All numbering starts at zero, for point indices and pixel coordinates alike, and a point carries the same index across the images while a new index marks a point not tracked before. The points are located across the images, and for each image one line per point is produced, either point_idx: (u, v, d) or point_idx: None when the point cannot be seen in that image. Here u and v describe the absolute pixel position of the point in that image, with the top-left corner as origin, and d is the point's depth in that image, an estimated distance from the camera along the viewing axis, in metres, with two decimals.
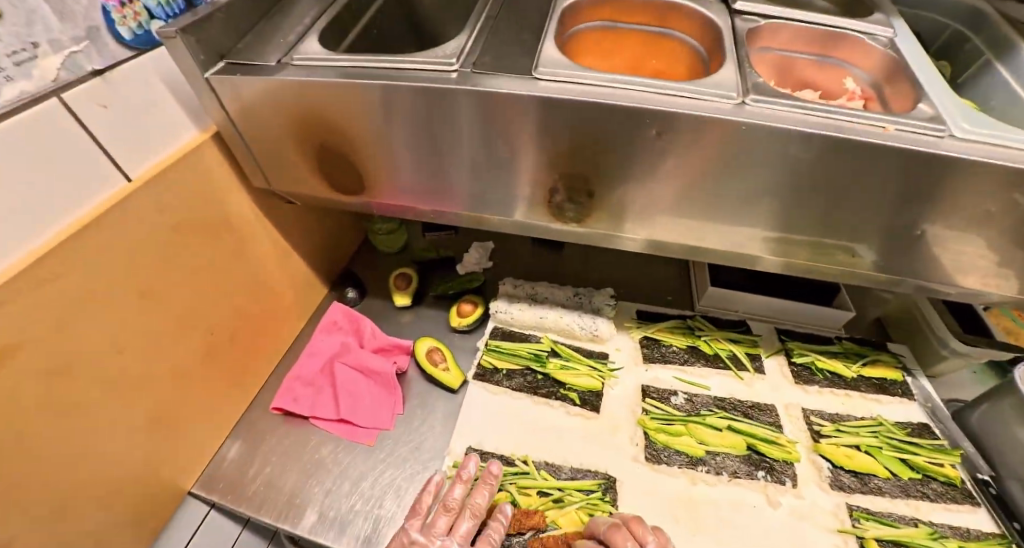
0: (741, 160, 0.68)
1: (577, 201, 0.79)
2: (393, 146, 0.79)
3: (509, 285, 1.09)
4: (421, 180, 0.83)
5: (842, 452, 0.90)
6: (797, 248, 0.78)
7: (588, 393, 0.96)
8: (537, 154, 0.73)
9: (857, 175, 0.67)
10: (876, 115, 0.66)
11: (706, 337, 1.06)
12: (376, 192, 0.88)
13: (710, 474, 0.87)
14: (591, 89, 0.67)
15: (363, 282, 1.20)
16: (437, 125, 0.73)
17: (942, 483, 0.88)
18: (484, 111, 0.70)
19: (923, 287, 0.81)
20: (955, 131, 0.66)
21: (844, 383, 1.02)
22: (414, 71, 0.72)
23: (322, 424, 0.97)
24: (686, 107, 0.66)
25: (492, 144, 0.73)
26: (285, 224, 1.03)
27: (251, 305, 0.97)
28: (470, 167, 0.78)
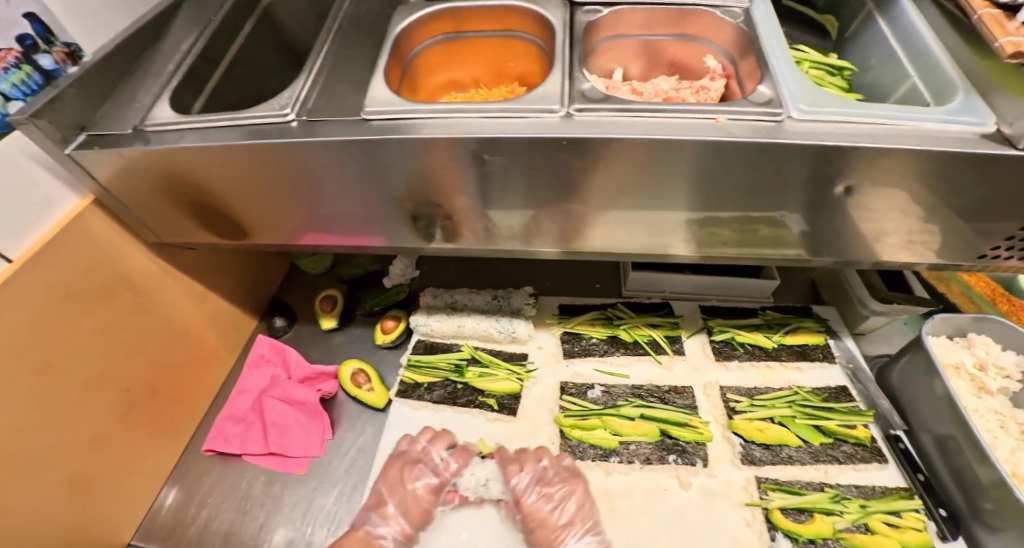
0: (610, 161, 0.68)
1: (439, 225, 0.82)
2: (262, 192, 0.79)
3: (428, 296, 1.10)
4: (303, 217, 0.84)
5: (754, 426, 0.93)
6: (722, 225, 0.82)
7: (506, 397, 0.98)
8: (389, 188, 0.75)
9: (705, 173, 0.68)
10: (705, 108, 0.65)
11: (626, 325, 1.06)
12: (265, 233, 0.91)
13: (621, 464, 0.89)
14: (425, 123, 0.69)
15: (290, 309, 1.22)
16: (291, 172, 0.74)
17: (853, 445, 0.92)
18: (329, 159, 0.71)
19: (843, 260, 0.89)
20: (794, 113, 0.65)
21: (764, 354, 1.03)
22: (259, 125, 0.72)
23: (254, 459, 1.02)
24: (527, 129, 0.66)
25: (349, 182, 0.75)
26: (194, 270, 1.04)
27: (167, 356, 1.00)
28: (340, 204, 0.79)
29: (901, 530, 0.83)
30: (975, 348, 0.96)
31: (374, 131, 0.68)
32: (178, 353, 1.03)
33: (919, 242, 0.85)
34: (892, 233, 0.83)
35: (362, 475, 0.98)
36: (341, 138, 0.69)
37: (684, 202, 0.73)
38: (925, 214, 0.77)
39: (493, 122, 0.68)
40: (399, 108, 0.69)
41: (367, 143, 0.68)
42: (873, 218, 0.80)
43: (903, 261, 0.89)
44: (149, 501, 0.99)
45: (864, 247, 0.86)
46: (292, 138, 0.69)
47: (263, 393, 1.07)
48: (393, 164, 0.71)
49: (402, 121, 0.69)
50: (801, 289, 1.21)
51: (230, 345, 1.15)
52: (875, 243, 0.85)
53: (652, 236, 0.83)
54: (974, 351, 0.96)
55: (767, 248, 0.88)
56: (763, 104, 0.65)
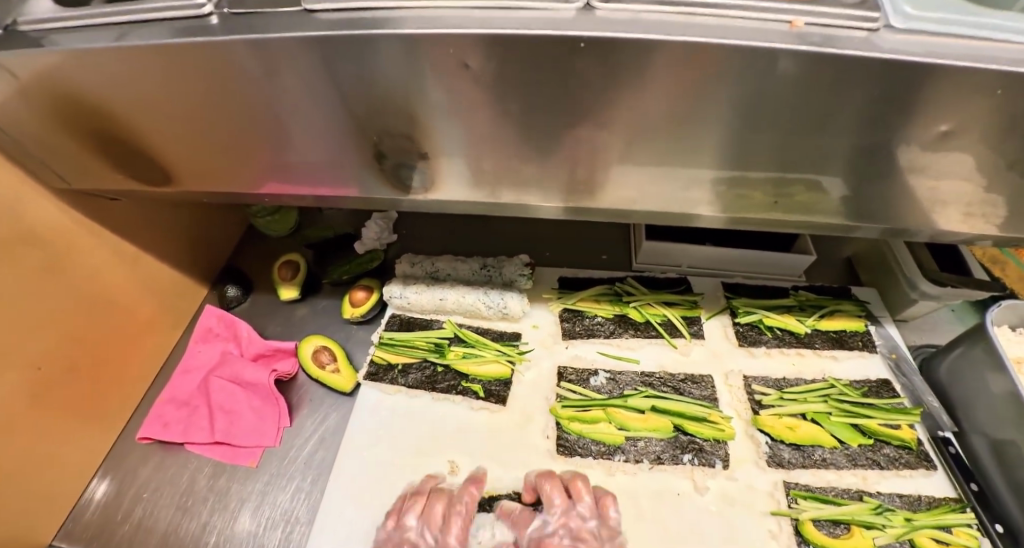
0: (635, 79, 0.54)
1: (414, 165, 0.68)
2: (192, 116, 0.65)
3: (405, 264, 0.95)
4: (246, 154, 0.70)
5: (783, 423, 0.80)
6: (751, 185, 0.68)
7: (494, 384, 0.83)
8: (359, 113, 0.61)
9: (760, 93, 0.55)
10: (779, 7, 0.53)
11: (636, 303, 0.92)
12: (199, 178, 0.76)
13: (628, 464, 0.76)
14: (413, 17, 0.54)
15: (246, 277, 1.07)
16: (230, 86, 0.60)
17: (895, 448, 0.79)
18: (267, 63, 0.57)
19: (894, 228, 0.75)
20: (893, 22, 0.54)
21: (795, 340, 0.91)
22: (178, 23, 0.58)
23: (198, 448, 0.88)
24: (542, 24, 0.52)
25: (300, 101, 0.61)
26: (118, 224, 0.87)
27: (90, 328, 0.85)
28: (289, 137, 0.66)
29: None
30: None
31: (321, 28, 0.54)
32: (98, 323, 0.86)
33: (976, 215, 0.71)
34: (950, 205, 0.69)
35: (327, 468, 0.84)
36: (274, 34, 0.54)
37: (720, 150, 0.62)
38: (1018, 179, 0.64)
39: (498, 14, 0.54)
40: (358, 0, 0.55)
41: (310, 42, 0.54)
42: (934, 180, 0.65)
43: (961, 234, 0.75)
44: (72, 497, 0.84)
45: (923, 217, 0.72)
46: (213, 34, 0.55)
47: (210, 373, 0.93)
48: (351, 62, 0.56)
49: (365, 15, 0.55)
50: (836, 268, 1.07)
51: (175, 318, 1.00)
52: (943, 211, 0.71)
53: (679, 201, 0.72)
54: None
55: (802, 216, 0.74)
56: (854, 5, 0.54)
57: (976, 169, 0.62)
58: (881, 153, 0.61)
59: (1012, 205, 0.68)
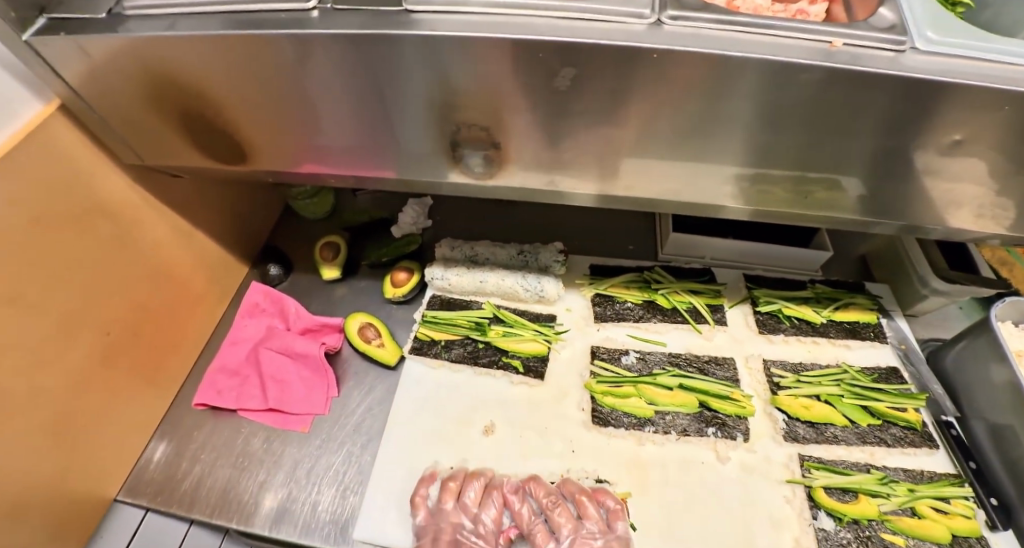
0: (686, 86, 0.61)
1: (477, 154, 0.74)
2: (275, 102, 0.71)
3: (446, 248, 1.01)
4: (314, 138, 0.76)
5: (799, 403, 0.87)
6: (772, 182, 0.75)
7: (531, 359, 0.90)
8: (428, 105, 0.68)
9: (801, 100, 0.61)
10: (819, 28, 0.59)
11: (664, 290, 0.98)
12: (264, 157, 0.82)
13: (657, 434, 0.82)
14: (495, 24, 0.60)
15: (286, 256, 1.13)
16: (312, 75, 0.66)
17: (902, 428, 0.86)
18: (350, 58, 0.63)
19: (907, 226, 0.82)
20: (919, 43, 0.60)
21: (811, 330, 0.97)
22: (278, 16, 0.63)
23: (252, 414, 0.94)
24: (610, 34, 0.58)
25: (377, 91, 0.67)
26: (179, 200, 0.93)
27: (152, 296, 0.91)
28: (361, 125, 0.72)
29: (949, 515, 0.77)
30: None
31: (412, 28, 0.60)
32: (160, 292, 0.92)
33: (987, 215, 0.78)
34: (964, 205, 0.76)
35: (374, 435, 0.90)
36: (367, 31, 0.60)
37: (761, 150, 0.69)
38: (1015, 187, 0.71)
39: (572, 23, 0.60)
40: (453, 7, 0.61)
41: (399, 40, 0.60)
42: (946, 184, 0.72)
43: (968, 233, 0.82)
44: (134, 456, 0.91)
45: (936, 217, 0.79)
46: (310, 28, 0.61)
47: (259, 345, 0.99)
48: (434, 60, 0.62)
49: (449, 17, 0.61)
50: (848, 264, 1.14)
51: (222, 292, 1.06)
52: (963, 210, 0.77)
53: (709, 195, 0.78)
54: None
55: (825, 213, 0.80)
56: (885, 29, 0.60)
57: (987, 173, 0.69)
58: (897, 157, 0.68)
59: (1021, 208, 0.75)
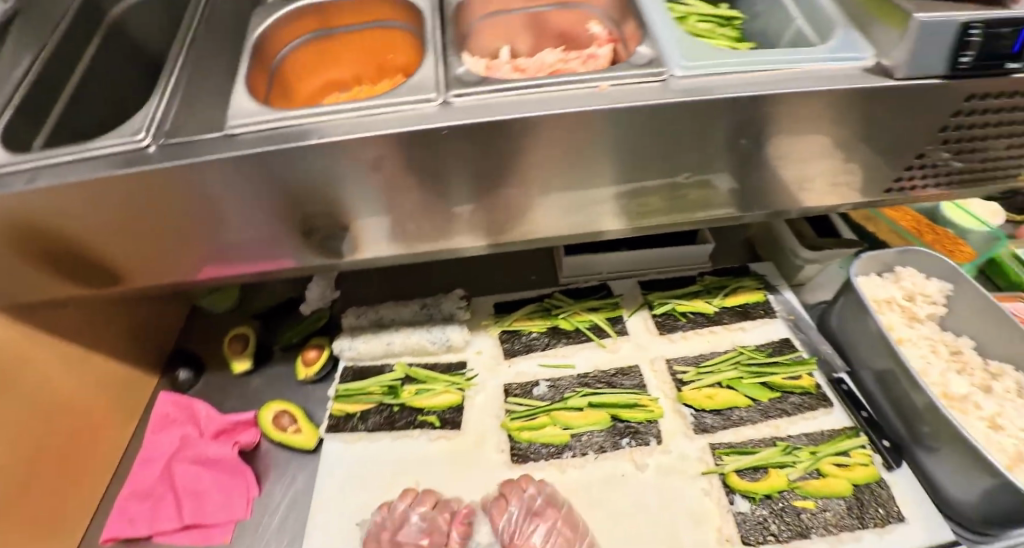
0: (524, 132, 0.67)
1: (339, 235, 0.78)
2: (137, 229, 0.73)
3: (351, 317, 1.02)
4: (185, 250, 0.77)
5: (703, 394, 0.92)
6: (648, 193, 0.80)
7: (447, 411, 0.91)
8: (288, 202, 0.72)
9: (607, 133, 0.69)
10: (587, 76, 0.68)
11: (565, 314, 1.02)
12: (140, 278, 0.82)
13: (576, 458, 0.85)
14: (311, 127, 0.67)
15: (197, 358, 1.10)
16: (168, 195, 0.68)
17: (799, 395, 0.92)
18: (201, 176, 0.66)
19: (773, 212, 0.89)
20: (676, 72, 0.69)
21: (706, 320, 1.03)
22: (114, 156, 0.67)
23: (167, 537, 0.90)
24: (403, 122, 0.65)
25: (234, 199, 0.70)
26: (71, 327, 0.91)
27: (51, 435, 0.87)
28: (227, 233, 0.75)
29: (849, 468, 0.84)
30: (904, 282, 1.05)
31: (241, 146, 0.66)
32: (62, 429, 0.89)
33: (842, 184, 0.85)
34: (817, 181, 0.83)
35: (298, 530, 0.89)
36: (201, 155, 0.65)
37: (596, 179, 0.75)
38: (861, 152, 0.78)
39: (375, 119, 0.67)
40: (273, 121, 0.67)
41: (231, 159, 0.65)
42: (800, 164, 0.80)
43: (826, 205, 0.89)
44: None
45: (791, 197, 0.86)
46: (148, 163, 0.65)
47: (172, 460, 0.96)
48: (270, 163, 0.66)
49: (269, 130, 0.67)
50: (736, 250, 1.22)
51: (129, 412, 1.02)
52: (797, 191, 0.85)
53: (590, 220, 0.83)
54: (902, 284, 1.05)
55: (698, 212, 0.86)
56: (644, 66, 0.70)
57: (835, 144, 0.77)
58: (750, 153, 0.76)
59: (868, 172, 0.82)
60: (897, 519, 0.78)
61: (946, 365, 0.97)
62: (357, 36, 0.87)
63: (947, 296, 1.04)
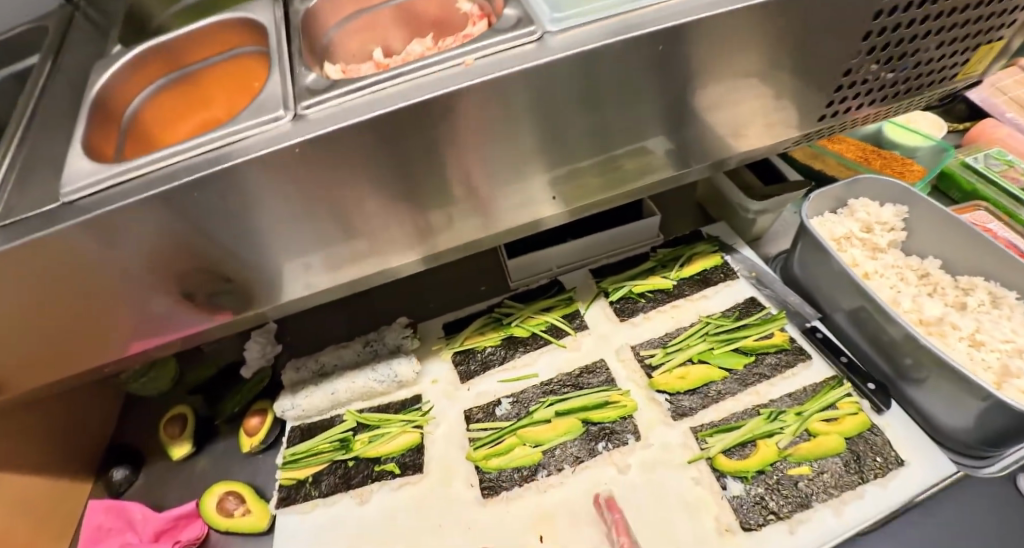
0: (433, 119, 0.64)
1: (221, 292, 0.74)
2: (13, 320, 0.67)
3: (290, 372, 0.93)
4: (70, 333, 0.72)
5: (676, 374, 0.86)
6: (587, 172, 0.79)
7: (406, 454, 0.83)
8: (168, 258, 0.67)
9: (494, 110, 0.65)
10: (451, 52, 0.65)
11: (518, 320, 0.96)
12: (27, 377, 0.75)
13: (552, 476, 0.77)
14: (158, 174, 0.62)
15: (136, 452, 1.00)
16: (27, 275, 0.63)
17: (774, 354, 0.88)
18: (58, 250, 0.62)
19: (715, 163, 0.85)
20: (551, 26, 0.66)
21: (667, 296, 0.97)
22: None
23: None
24: (260, 146, 0.61)
25: (104, 265, 0.65)
26: None
27: None
28: (120, 301, 0.70)
29: (839, 421, 0.79)
30: (859, 213, 1.00)
31: (100, 206, 0.61)
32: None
33: (777, 122, 0.82)
34: (750, 123, 0.80)
35: None
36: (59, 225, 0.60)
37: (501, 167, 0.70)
38: (781, 86, 0.76)
39: (233, 146, 0.63)
40: (121, 177, 0.62)
41: (93, 221, 0.61)
42: (725, 110, 0.77)
43: (758, 149, 0.85)
44: None
45: (725, 145, 0.83)
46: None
47: None
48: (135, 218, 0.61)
49: (125, 184, 0.62)
50: (687, 216, 1.17)
51: (58, 528, 0.91)
52: (734, 140, 0.83)
53: (530, 213, 0.82)
54: (857, 216, 1.00)
55: (639, 180, 0.84)
56: (514, 28, 0.66)
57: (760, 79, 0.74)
58: (683, 105, 0.74)
59: (788, 103, 0.79)
60: (896, 464, 0.75)
61: (915, 290, 0.93)
62: (212, 70, 0.80)
63: (905, 218, 0.99)
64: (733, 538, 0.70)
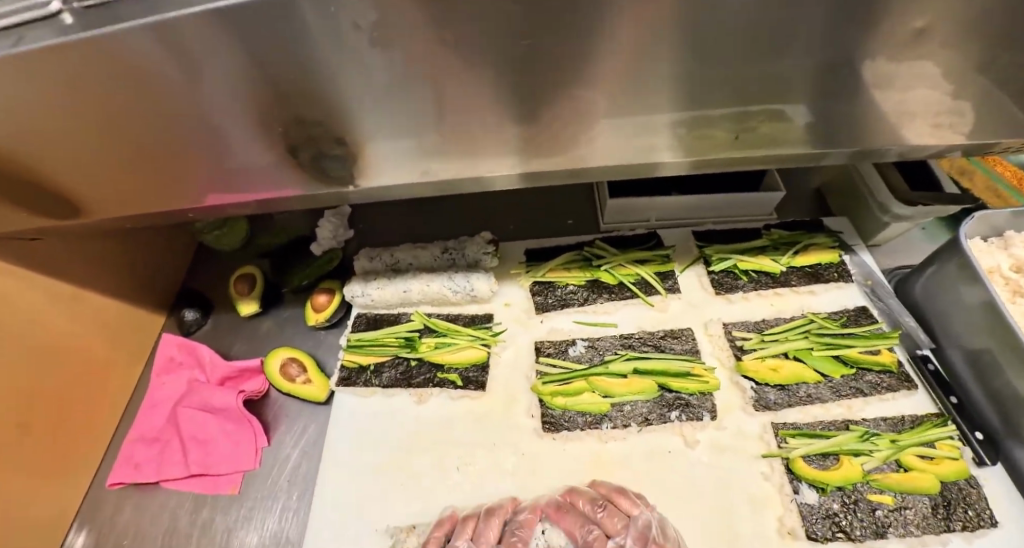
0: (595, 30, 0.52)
1: (333, 155, 0.63)
2: (90, 136, 0.56)
3: (363, 259, 0.89)
4: (164, 169, 0.62)
5: (766, 365, 0.79)
6: (713, 123, 0.65)
7: (470, 370, 0.81)
8: (284, 100, 0.55)
9: (710, 8, 0.50)
10: None
11: (607, 266, 0.89)
12: (114, 206, 0.67)
13: (616, 430, 0.74)
14: None
15: (202, 297, 1.01)
16: (117, 86, 0.51)
17: (877, 373, 0.79)
18: (158, 60, 0.49)
19: (860, 154, 0.73)
20: None
21: (771, 281, 0.88)
22: (28, 29, 0.48)
23: (174, 484, 0.84)
24: None
25: (211, 91, 0.53)
26: (61, 259, 0.81)
27: (47, 376, 0.80)
28: (214, 139, 0.58)
29: (934, 462, 0.71)
30: (1013, 249, 0.87)
31: (208, 5, 0.47)
32: (57, 374, 0.81)
33: (945, 124, 0.69)
34: (919, 115, 0.67)
35: (308, 483, 0.82)
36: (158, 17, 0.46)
37: (672, 94, 0.60)
38: (970, 84, 0.63)
39: None
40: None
41: (198, 27, 0.47)
42: (901, 93, 0.64)
43: (927, 149, 0.73)
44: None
45: (889, 134, 0.70)
46: (77, 38, 0.47)
47: (178, 405, 0.88)
48: (268, 51, 0.50)
49: None
50: (806, 201, 1.06)
51: (134, 350, 0.95)
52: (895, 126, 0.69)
53: (641, 152, 0.68)
54: (1012, 251, 0.87)
55: (772, 148, 0.71)
56: None
57: (949, 75, 0.61)
58: (868, 72, 0.60)
59: (984, 107, 0.66)
60: (989, 523, 0.67)
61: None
62: None
63: None
64: (794, 543, 0.66)
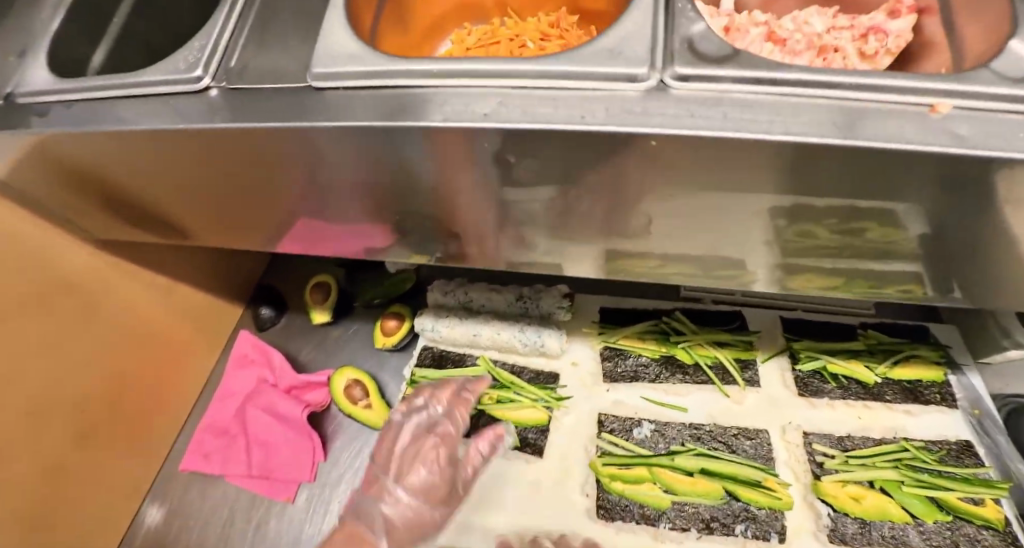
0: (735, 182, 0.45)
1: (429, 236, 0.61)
2: (215, 187, 0.57)
3: (438, 293, 0.89)
4: (274, 219, 0.62)
5: (847, 491, 0.72)
6: (823, 222, 0.49)
7: (529, 431, 0.79)
8: (402, 193, 0.52)
9: (880, 189, 0.43)
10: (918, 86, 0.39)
11: (685, 343, 0.84)
12: (224, 237, 0.69)
13: (674, 531, 0.71)
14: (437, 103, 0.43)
15: (281, 296, 1.04)
16: (243, 160, 0.51)
17: (979, 528, 0.70)
18: (285, 152, 0.48)
19: None
20: None
21: (862, 392, 0.82)
22: (175, 102, 0.49)
23: (234, 481, 0.87)
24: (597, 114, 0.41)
25: (331, 177, 0.51)
26: (161, 261, 0.84)
27: (134, 370, 0.84)
28: (326, 207, 0.57)
29: None
30: None
31: (341, 109, 0.44)
32: (143, 368, 0.85)
33: None
34: None
35: None
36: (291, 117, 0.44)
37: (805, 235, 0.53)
38: None
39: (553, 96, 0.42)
40: (374, 86, 0.44)
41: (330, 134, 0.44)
42: None
43: None
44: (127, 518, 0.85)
45: None
46: (214, 123, 0.46)
47: (247, 403, 0.92)
48: (395, 158, 0.47)
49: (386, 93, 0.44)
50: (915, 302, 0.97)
51: (215, 343, 0.99)
52: None
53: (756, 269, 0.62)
54: None
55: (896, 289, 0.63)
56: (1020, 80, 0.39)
57: None
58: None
59: None
60: None
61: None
62: None
63: None
64: None
